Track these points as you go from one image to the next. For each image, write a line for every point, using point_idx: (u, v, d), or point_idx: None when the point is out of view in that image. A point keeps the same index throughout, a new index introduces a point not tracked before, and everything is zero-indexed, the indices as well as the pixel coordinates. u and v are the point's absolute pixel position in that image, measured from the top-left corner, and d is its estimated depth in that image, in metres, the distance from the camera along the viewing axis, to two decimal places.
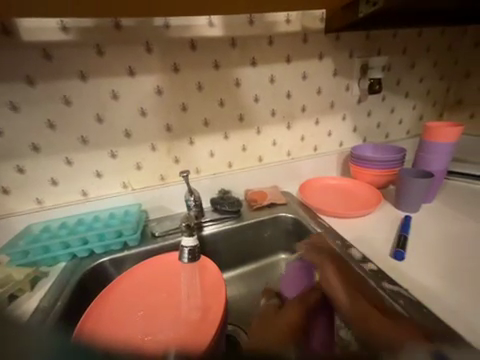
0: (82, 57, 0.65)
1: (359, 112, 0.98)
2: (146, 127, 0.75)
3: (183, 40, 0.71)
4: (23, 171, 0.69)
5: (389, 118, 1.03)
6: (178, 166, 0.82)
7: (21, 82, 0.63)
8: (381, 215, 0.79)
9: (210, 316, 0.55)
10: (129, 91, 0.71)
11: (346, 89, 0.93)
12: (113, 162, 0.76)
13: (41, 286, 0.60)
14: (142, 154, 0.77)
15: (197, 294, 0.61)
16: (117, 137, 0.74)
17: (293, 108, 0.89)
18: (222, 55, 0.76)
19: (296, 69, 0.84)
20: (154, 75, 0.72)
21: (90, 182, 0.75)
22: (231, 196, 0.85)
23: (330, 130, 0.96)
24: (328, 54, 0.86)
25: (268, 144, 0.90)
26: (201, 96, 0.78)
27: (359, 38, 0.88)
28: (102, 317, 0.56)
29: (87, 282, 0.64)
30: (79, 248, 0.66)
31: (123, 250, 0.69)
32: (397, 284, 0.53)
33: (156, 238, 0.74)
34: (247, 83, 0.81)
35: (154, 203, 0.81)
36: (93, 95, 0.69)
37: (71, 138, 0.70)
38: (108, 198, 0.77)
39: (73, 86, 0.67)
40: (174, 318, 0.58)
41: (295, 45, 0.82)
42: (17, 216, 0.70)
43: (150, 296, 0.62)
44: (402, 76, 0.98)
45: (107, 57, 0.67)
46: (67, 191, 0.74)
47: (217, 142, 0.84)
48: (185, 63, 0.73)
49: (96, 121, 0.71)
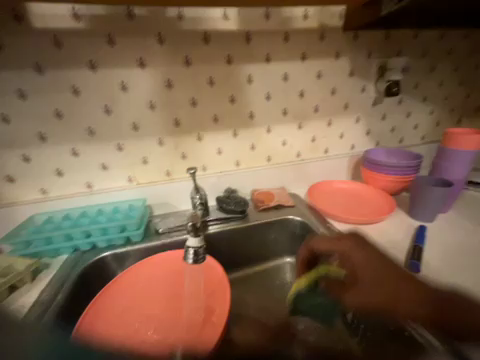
0: (93, 47, 0.64)
1: (374, 115, 0.94)
2: (154, 121, 0.74)
3: (196, 34, 0.69)
4: (29, 160, 0.68)
5: (405, 123, 0.99)
6: (185, 163, 0.80)
7: (31, 70, 0.62)
8: (394, 224, 0.76)
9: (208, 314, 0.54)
10: (139, 83, 0.69)
11: (362, 91, 0.89)
12: (120, 155, 0.74)
13: (42, 278, 0.59)
14: (147, 148, 0.76)
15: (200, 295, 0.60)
16: (125, 129, 0.72)
17: (306, 108, 0.86)
18: (236, 50, 0.73)
19: (311, 68, 0.81)
20: (165, 69, 0.70)
21: (96, 175, 0.74)
22: (237, 195, 0.83)
23: (342, 132, 0.93)
24: (345, 52, 0.83)
25: (278, 144, 0.88)
26: (212, 91, 0.75)
27: (379, 37, 0.84)
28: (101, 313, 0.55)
29: (88, 276, 0.62)
30: (81, 241, 0.64)
31: (126, 245, 0.68)
32: None
33: (160, 234, 0.72)
34: (259, 80, 0.78)
35: (160, 199, 0.80)
36: (103, 85, 0.67)
37: (79, 129, 0.69)
38: (112, 191, 0.76)
39: (82, 76, 0.65)
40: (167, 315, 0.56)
41: (312, 42, 0.79)
42: (21, 205, 0.70)
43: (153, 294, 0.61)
44: (421, 79, 0.94)
45: (118, 47, 0.65)
46: (72, 183, 0.73)
47: (225, 140, 0.82)
48: (197, 57, 0.71)
49: (104, 113, 0.69)
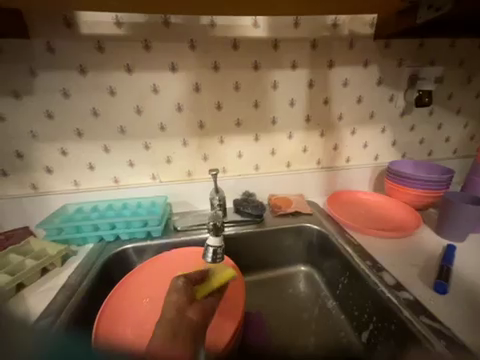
0: (130, 51, 0.69)
1: (401, 125, 0.91)
2: (180, 122, 0.77)
3: (226, 40, 0.72)
4: (65, 153, 0.74)
5: (436, 135, 0.94)
6: (206, 164, 0.83)
7: (75, 71, 0.68)
8: (419, 241, 0.72)
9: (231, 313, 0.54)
10: (168, 86, 0.73)
11: (390, 100, 0.87)
12: (146, 153, 0.78)
13: (70, 263, 0.63)
14: (172, 148, 0.79)
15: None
16: (152, 129, 0.76)
17: (329, 116, 0.85)
18: (263, 56, 0.75)
19: (337, 75, 0.81)
20: (194, 73, 0.73)
21: (123, 170, 0.78)
22: (255, 199, 0.84)
23: (366, 142, 0.91)
24: (374, 61, 0.81)
25: (299, 150, 0.87)
26: (237, 96, 0.77)
27: (411, 46, 0.82)
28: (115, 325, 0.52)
29: (110, 266, 0.66)
30: (107, 232, 0.68)
31: (146, 240, 0.71)
32: (436, 320, 0.47)
33: (178, 232, 0.74)
34: (284, 86, 0.79)
35: (180, 197, 0.82)
36: (136, 87, 0.72)
37: (111, 127, 0.74)
38: (137, 187, 0.79)
39: (118, 78, 0.70)
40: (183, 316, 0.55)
41: (340, 50, 0.78)
42: (56, 194, 0.76)
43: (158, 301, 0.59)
44: (456, 90, 0.90)
45: (152, 52, 0.69)
46: (101, 177, 0.78)
47: (246, 144, 0.83)
48: (226, 62, 0.74)
49: (135, 113, 0.74)
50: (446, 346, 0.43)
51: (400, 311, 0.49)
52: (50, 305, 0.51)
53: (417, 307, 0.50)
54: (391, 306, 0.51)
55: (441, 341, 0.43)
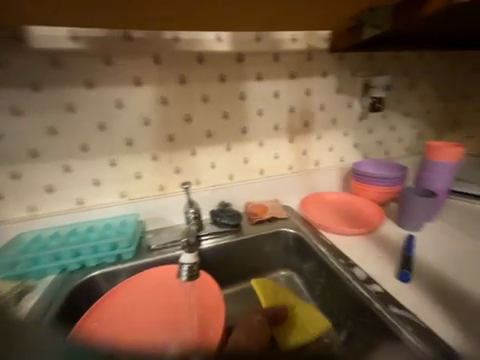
0: (89, 66, 0.65)
1: (360, 129, 0.99)
2: (148, 136, 0.75)
3: (190, 54, 0.72)
4: (18, 177, 0.67)
5: (390, 136, 1.04)
6: (179, 177, 0.81)
7: (26, 88, 0.63)
8: (385, 234, 0.77)
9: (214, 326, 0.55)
10: (133, 100, 0.71)
11: (349, 107, 0.94)
12: (112, 171, 0.74)
13: (27, 301, 0.56)
14: (141, 163, 0.76)
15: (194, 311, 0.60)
16: (118, 144, 0.73)
17: (296, 123, 0.89)
18: (228, 69, 0.77)
19: (299, 86, 0.86)
20: (160, 86, 0.72)
21: (87, 190, 0.73)
22: (231, 208, 0.83)
23: (332, 145, 0.97)
24: (331, 72, 0.88)
25: (271, 157, 0.90)
26: (206, 107, 0.78)
27: (361, 58, 0.90)
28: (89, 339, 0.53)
29: (76, 297, 0.60)
30: (70, 260, 0.62)
31: (117, 263, 0.66)
32: (404, 309, 0.51)
33: (152, 251, 0.71)
34: (252, 97, 0.82)
35: (153, 214, 0.79)
36: (98, 102, 0.68)
37: (71, 145, 0.69)
38: (104, 207, 0.74)
39: (77, 93, 0.66)
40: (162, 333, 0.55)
41: (300, 63, 0.84)
42: (8, 224, 0.67)
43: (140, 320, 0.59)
44: (402, 96, 1.01)
45: (113, 66, 0.67)
46: (63, 199, 0.72)
47: (219, 154, 0.83)
48: (192, 75, 0.74)
49: (98, 129, 0.70)
50: (414, 333, 0.46)
51: (373, 305, 0.52)
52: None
53: (387, 298, 0.53)
54: (365, 300, 0.54)
55: (409, 329, 0.47)
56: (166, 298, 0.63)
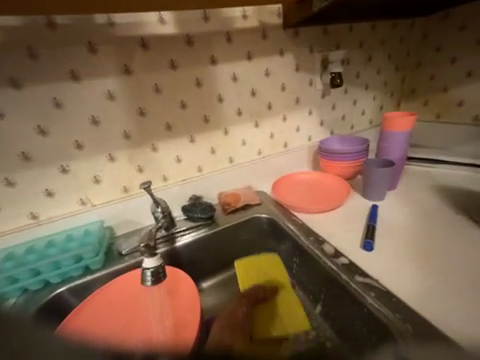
0: (11, 62, 0.57)
1: (324, 106, 0.99)
2: (100, 136, 0.68)
3: (132, 39, 0.65)
4: None
5: (353, 110, 1.06)
6: (143, 175, 0.76)
7: None
8: (352, 207, 0.81)
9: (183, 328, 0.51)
10: (75, 97, 0.63)
11: (310, 84, 0.93)
12: (66, 178, 0.68)
13: None
14: (98, 166, 0.70)
15: (169, 316, 0.57)
16: (67, 149, 0.66)
17: (260, 106, 0.87)
18: (179, 54, 0.71)
19: (258, 66, 0.82)
20: (104, 79, 0.65)
21: (40, 203, 0.66)
22: (203, 201, 0.82)
23: (298, 126, 0.96)
24: (289, 49, 0.85)
25: (238, 144, 0.88)
26: (160, 98, 0.72)
27: (318, 32, 0.88)
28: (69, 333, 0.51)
29: (44, 317, 0.56)
30: (30, 280, 0.58)
31: (85, 275, 0.62)
32: (368, 276, 0.55)
33: (123, 256, 0.68)
34: (209, 82, 0.77)
35: (120, 218, 0.75)
36: (32, 103, 0.60)
37: (9, 155, 0.61)
38: (63, 218, 0.69)
39: (2, 95, 0.57)
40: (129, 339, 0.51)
41: (256, 42, 0.80)
42: None
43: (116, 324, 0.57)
44: (361, 69, 1.02)
45: (42, 60, 0.59)
46: (12, 216, 0.65)
47: (183, 147, 0.80)
48: (139, 64, 0.67)
49: (39, 135, 0.62)
50: (375, 298, 0.50)
51: (340, 277, 0.56)
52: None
53: (353, 269, 0.57)
54: (334, 273, 0.57)
55: (371, 294, 0.51)
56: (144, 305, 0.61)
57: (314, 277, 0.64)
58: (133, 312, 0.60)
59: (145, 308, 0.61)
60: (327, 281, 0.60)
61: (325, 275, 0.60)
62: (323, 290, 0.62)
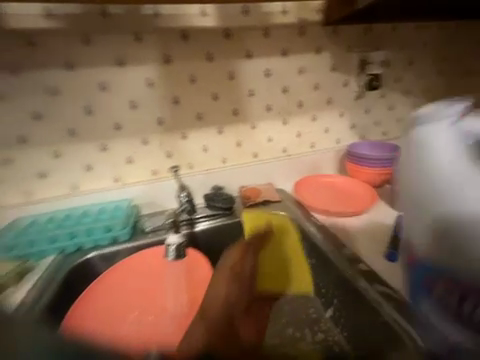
0: (69, 46, 0.63)
1: (358, 109, 0.95)
2: (136, 119, 0.73)
3: (174, 30, 0.69)
4: (9, 164, 0.68)
5: (389, 116, 1.00)
6: (171, 161, 0.80)
7: (6, 71, 0.62)
8: (377, 217, 0.77)
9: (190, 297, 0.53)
10: (118, 82, 0.69)
11: (345, 85, 0.90)
12: (103, 156, 0.74)
13: (27, 281, 0.59)
14: (132, 148, 0.75)
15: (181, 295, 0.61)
16: (107, 129, 0.72)
17: (290, 103, 0.86)
18: (216, 46, 0.73)
19: (293, 63, 0.82)
20: (146, 67, 0.70)
21: (79, 176, 0.74)
22: (225, 192, 0.83)
23: (327, 127, 0.94)
24: (326, 47, 0.84)
25: (264, 140, 0.88)
26: (194, 88, 0.75)
27: (359, 31, 0.85)
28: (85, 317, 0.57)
29: (74, 277, 0.63)
30: (67, 243, 0.65)
31: (112, 246, 0.68)
32: (388, 286, 0.53)
33: (147, 233, 0.73)
34: (242, 76, 0.78)
35: (146, 199, 0.79)
36: (82, 85, 0.67)
37: (59, 130, 0.68)
38: (97, 192, 0.75)
39: (59, 75, 0.65)
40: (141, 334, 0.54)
41: (292, 38, 0.79)
42: (4, 210, 0.69)
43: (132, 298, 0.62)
44: (402, 72, 0.95)
45: (94, 45, 0.65)
46: (55, 185, 0.72)
47: (210, 137, 0.82)
48: (177, 54, 0.71)
49: (85, 114, 0.69)
50: (394, 308, 0.48)
51: (358, 282, 0.54)
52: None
53: (372, 277, 0.55)
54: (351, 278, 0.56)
55: (390, 304, 0.49)
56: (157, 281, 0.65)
57: (328, 281, 0.63)
58: (145, 290, 0.63)
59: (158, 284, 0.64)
60: (343, 287, 0.58)
61: (341, 280, 0.59)
62: (337, 296, 0.60)
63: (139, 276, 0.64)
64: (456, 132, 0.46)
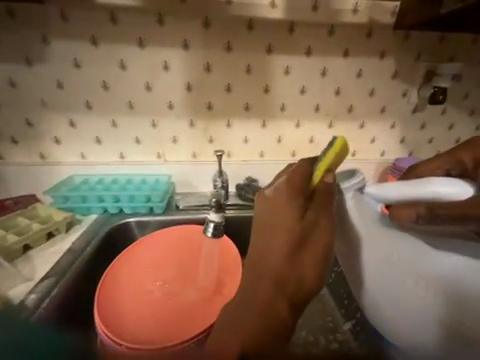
0: (144, 25, 0.68)
1: (412, 123, 0.89)
2: (188, 101, 0.77)
3: (241, 20, 0.71)
4: (74, 125, 0.75)
5: (446, 136, 0.92)
6: (212, 146, 0.82)
7: (87, 41, 0.68)
8: None
9: (253, 302, 0.33)
10: (179, 63, 0.72)
11: (403, 95, 0.84)
12: (152, 131, 0.78)
13: (75, 231, 0.66)
14: (179, 128, 0.79)
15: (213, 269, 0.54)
16: (161, 107, 0.76)
17: (340, 106, 0.83)
18: (277, 39, 0.73)
19: (352, 65, 0.79)
20: (207, 52, 0.72)
21: (129, 147, 0.79)
22: (258, 185, 0.84)
23: (374, 137, 0.89)
24: (391, 52, 0.79)
25: (306, 140, 0.86)
26: (248, 79, 0.76)
27: (431, 39, 0.79)
28: (114, 292, 0.48)
29: (113, 236, 0.68)
30: (111, 204, 0.71)
31: (149, 215, 0.73)
32: None
33: (179, 210, 0.77)
34: (297, 72, 0.78)
35: (183, 178, 0.83)
36: (147, 62, 0.71)
37: (120, 102, 0.74)
38: (141, 164, 0.80)
39: (129, 50, 0.70)
40: (189, 321, 0.45)
41: (357, 39, 0.76)
42: (62, 165, 0.77)
43: (163, 270, 0.55)
44: (472, 90, 0.87)
45: (166, 26, 0.69)
46: (107, 151, 0.79)
47: (253, 129, 0.83)
48: (238, 43, 0.72)
49: (145, 90, 0.74)
50: None
51: None
52: (28, 296, 0.45)
53: None
54: None
55: None
56: (190, 254, 0.60)
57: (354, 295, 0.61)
58: (177, 262, 0.58)
59: (190, 258, 0.59)
60: None
61: None
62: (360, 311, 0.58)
63: (171, 247, 0.60)
64: (415, 184, 0.35)
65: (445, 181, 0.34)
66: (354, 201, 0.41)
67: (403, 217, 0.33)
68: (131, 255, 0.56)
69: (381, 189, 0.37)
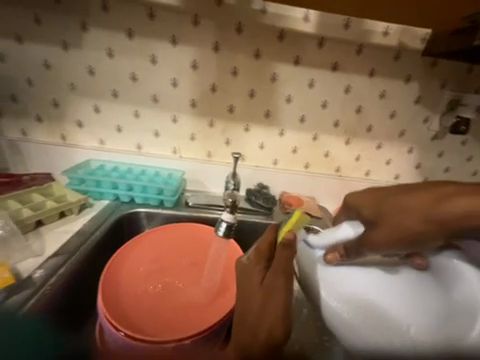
0: (179, 23, 0.71)
1: (430, 149, 0.88)
2: (211, 101, 0.78)
3: (273, 30, 0.72)
4: (98, 110, 0.77)
5: (463, 167, 0.91)
6: (227, 148, 0.83)
7: (123, 33, 0.71)
8: None
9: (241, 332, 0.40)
10: (208, 64, 0.74)
11: (424, 121, 0.84)
12: (172, 126, 0.80)
13: (85, 214, 0.67)
14: (198, 126, 0.80)
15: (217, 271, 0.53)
16: (183, 104, 0.78)
17: (359, 124, 0.83)
18: (306, 52, 0.75)
19: (376, 85, 0.79)
20: (236, 57, 0.74)
21: (147, 138, 0.81)
22: (268, 192, 0.84)
23: (390, 159, 0.88)
24: (417, 77, 0.79)
25: (321, 154, 0.87)
26: (272, 87, 0.78)
27: (459, 69, 0.79)
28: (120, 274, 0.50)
29: (121, 224, 0.69)
30: (123, 192, 0.72)
31: (159, 207, 0.74)
32: None
33: (188, 207, 0.77)
34: (321, 86, 0.78)
35: (195, 176, 0.83)
36: (177, 59, 0.73)
37: (146, 94, 0.76)
38: (157, 157, 0.81)
39: (162, 46, 0.72)
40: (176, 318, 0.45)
41: (385, 60, 0.77)
42: (81, 148, 0.79)
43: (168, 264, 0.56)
44: None
45: (200, 28, 0.71)
46: (126, 140, 0.81)
47: (271, 136, 0.83)
48: (267, 51, 0.74)
49: (171, 85, 0.76)
50: None
51: None
52: (41, 266, 0.47)
53: None
54: None
55: None
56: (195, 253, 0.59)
57: None
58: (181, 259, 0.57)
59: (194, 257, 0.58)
60: None
61: None
62: None
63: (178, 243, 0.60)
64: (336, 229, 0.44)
65: (347, 226, 0.42)
66: (304, 254, 0.49)
67: (333, 260, 0.45)
68: (137, 245, 0.56)
69: (319, 237, 0.46)
